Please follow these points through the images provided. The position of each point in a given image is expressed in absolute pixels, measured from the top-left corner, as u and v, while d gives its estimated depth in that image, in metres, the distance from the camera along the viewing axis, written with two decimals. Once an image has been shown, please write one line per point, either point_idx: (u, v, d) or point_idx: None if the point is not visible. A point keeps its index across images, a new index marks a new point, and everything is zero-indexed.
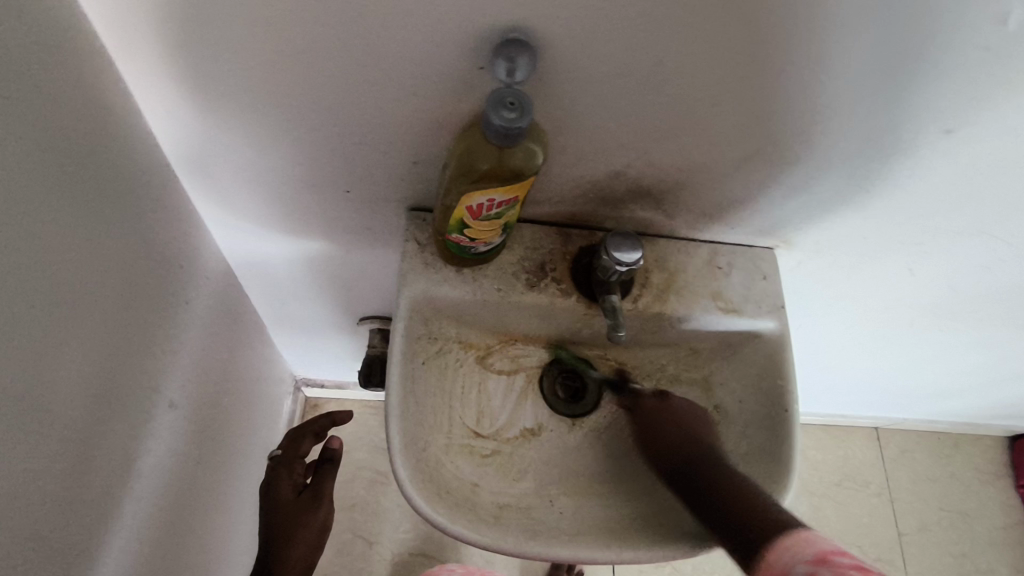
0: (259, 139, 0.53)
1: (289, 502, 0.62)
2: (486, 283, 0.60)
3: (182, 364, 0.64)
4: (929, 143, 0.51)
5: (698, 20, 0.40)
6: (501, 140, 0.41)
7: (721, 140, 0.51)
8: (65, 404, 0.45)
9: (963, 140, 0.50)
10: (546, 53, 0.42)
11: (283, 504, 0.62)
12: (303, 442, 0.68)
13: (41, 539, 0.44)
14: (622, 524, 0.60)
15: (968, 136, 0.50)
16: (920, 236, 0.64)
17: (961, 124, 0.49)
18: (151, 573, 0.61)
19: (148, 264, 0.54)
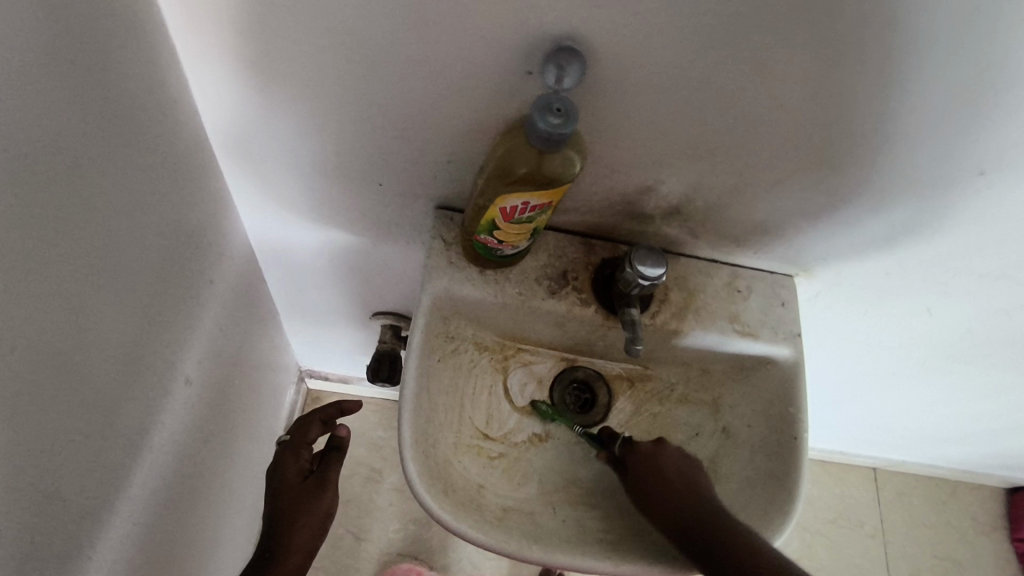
0: (300, 126, 0.53)
1: (296, 488, 0.63)
2: (508, 286, 0.60)
3: (200, 341, 0.64)
4: (961, 184, 0.52)
5: (747, 41, 0.41)
6: (543, 144, 0.42)
7: (755, 162, 0.52)
8: (89, 365, 0.45)
9: (996, 183, 0.51)
10: (594, 62, 0.43)
11: (289, 489, 0.63)
12: (310, 427, 0.67)
13: (57, 497, 0.44)
14: (623, 536, 0.60)
15: (1001, 179, 0.51)
16: (941, 276, 0.64)
17: (995, 167, 0.50)
18: (151, 545, 0.62)
19: (179, 239, 0.55)
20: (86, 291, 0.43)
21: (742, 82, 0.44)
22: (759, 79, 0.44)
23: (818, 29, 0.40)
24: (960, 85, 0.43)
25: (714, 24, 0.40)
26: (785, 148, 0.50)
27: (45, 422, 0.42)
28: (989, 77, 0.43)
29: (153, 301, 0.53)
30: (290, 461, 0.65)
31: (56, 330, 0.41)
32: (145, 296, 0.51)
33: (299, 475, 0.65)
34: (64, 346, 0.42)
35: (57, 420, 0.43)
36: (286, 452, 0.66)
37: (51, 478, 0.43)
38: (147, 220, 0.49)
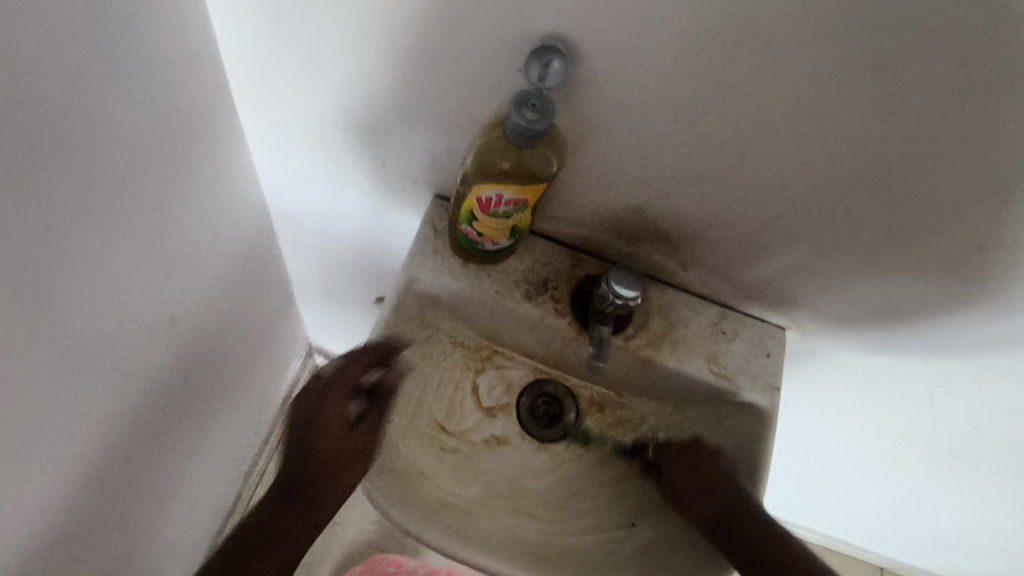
0: (315, 95, 0.55)
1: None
2: (486, 282, 0.61)
3: (195, 287, 0.67)
4: (961, 262, 0.48)
5: (746, 70, 0.40)
6: (517, 138, 0.42)
7: (747, 198, 0.50)
8: (78, 290, 0.47)
9: (995, 265, 0.47)
10: (586, 68, 0.42)
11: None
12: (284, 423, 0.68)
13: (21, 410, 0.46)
14: (550, 551, 0.59)
15: (1000, 261, 0.46)
16: (942, 358, 0.60)
17: (995, 245, 0.46)
18: (106, 472, 0.63)
19: (184, 188, 0.58)
20: (78, 221, 0.45)
21: (737, 112, 0.43)
22: (754, 109, 0.42)
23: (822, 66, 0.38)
24: (975, 151, 0.40)
25: (710, 47, 0.39)
26: (779, 187, 0.48)
27: (19, 339, 0.43)
28: (1003, 148, 0.39)
29: (148, 247, 0.55)
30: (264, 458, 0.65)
31: (42, 264, 0.43)
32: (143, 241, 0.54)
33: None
34: (56, 269, 0.44)
35: (34, 340, 0.45)
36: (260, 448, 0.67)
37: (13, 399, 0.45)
38: (150, 168, 0.51)
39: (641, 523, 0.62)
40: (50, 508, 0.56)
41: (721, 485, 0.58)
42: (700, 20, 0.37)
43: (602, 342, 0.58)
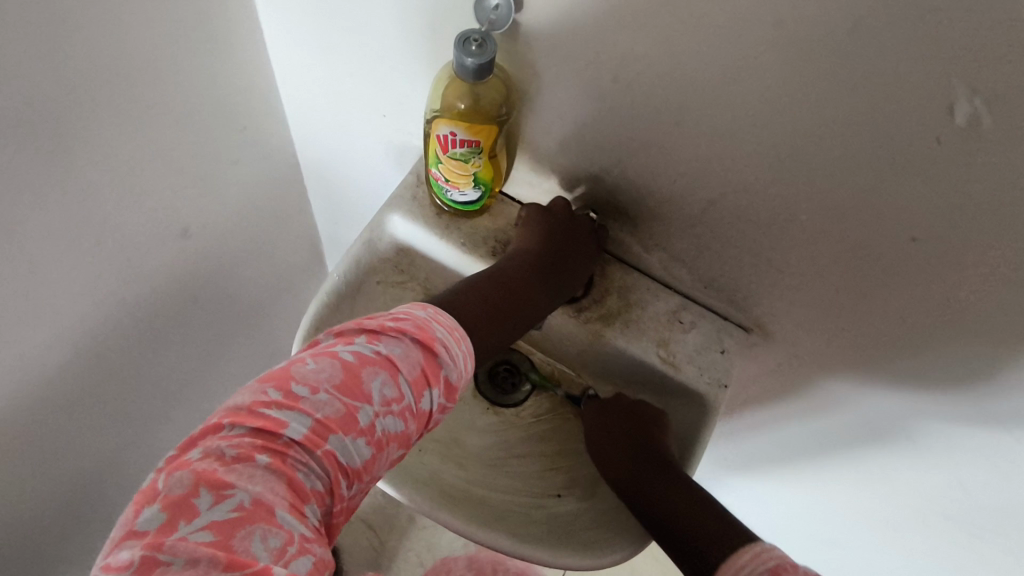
0: (324, 37, 0.61)
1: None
2: (456, 234, 0.64)
3: (211, 207, 0.74)
4: (898, 253, 0.47)
5: (674, 28, 0.41)
6: (460, 71, 0.45)
7: (693, 172, 0.51)
8: (89, 166, 0.55)
9: (936, 256, 0.45)
10: (534, 15, 0.45)
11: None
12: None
13: (23, 258, 0.54)
14: (467, 494, 0.60)
15: (936, 252, 0.45)
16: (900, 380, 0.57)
17: (928, 236, 0.44)
18: (106, 353, 0.71)
19: (207, 108, 0.65)
20: (97, 102, 0.53)
21: (665, 75, 0.45)
22: (679, 71, 0.44)
23: (742, 26, 0.39)
24: (886, 128, 0.40)
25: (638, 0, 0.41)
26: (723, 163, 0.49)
27: (29, 190, 0.51)
28: (921, 120, 0.38)
29: (162, 149, 0.63)
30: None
31: (60, 130, 0.50)
32: (158, 142, 0.61)
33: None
34: (69, 137, 0.52)
35: (42, 198, 0.52)
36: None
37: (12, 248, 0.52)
38: (168, 77, 0.58)
39: (569, 494, 0.62)
40: (43, 369, 0.63)
41: (639, 444, 0.58)
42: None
43: (560, 287, 0.60)
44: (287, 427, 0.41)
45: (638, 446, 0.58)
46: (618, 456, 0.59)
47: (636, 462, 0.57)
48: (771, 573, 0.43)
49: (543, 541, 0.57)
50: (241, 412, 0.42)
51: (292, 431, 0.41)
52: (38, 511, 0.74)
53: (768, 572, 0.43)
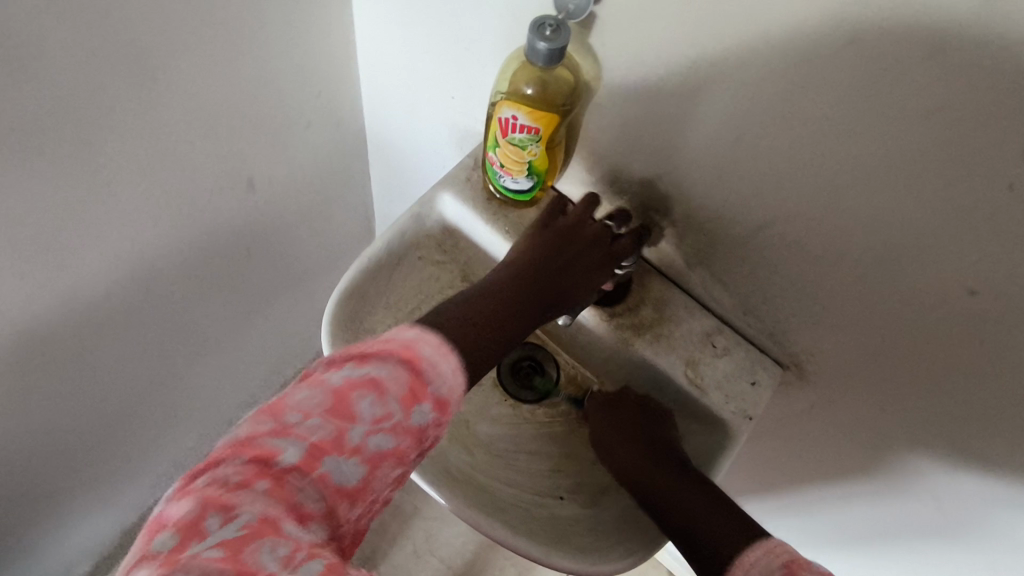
0: (408, 14, 0.63)
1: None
2: (503, 222, 0.65)
3: (276, 162, 0.78)
4: (954, 305, 0.45)
5: (754, 32, 0.41)
6: (530, 55, 0.46)
7: (750, 190, 0.50)
8: (170, 101, 0.58)
9: (993, 314, 0.43)
10: (614, 7, 0.46)
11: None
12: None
13: (96, 175, 0.57)
14: (470, 480, 0.60)
15: (995, 309, 0.43)
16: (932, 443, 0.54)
17: (988, 288, 0.42)
18: (156, 283, 0.74)
19: (287, 66, 0.68)
20: (186, 40, 0.56)
21: (735, 84, 0.44)
22: (749, 80, 0.43)
23: (824, 36, 0.38)
24: (958, 165, 0.38)
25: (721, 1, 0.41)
26: (781, 185, 0.48)
27: (112, 112, 0.54)
28: (998, 162, 0.37)
29: (240, 100, 0.66)
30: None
31: (148, 60, 0.54)
32: (236, 91, 0.65)
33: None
34: (155, 70, 0.55)
35: (123, 122, 0.56)
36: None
37: (88, 166, 0.56)
38: (256, 31, 0.62)
39: (570, 499, 0.62)
40: (98, 285, 0.66)
41: (662, 448, 0.57)
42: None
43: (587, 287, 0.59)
44: (281, 453, 0.37)
45: (661, 450, 0.57)
46: (633, 456, 0.57)
47: (654, 463, 0.55)
48: (783, 570, 0.41)
49: (539, 536, 0.56)
50: (234, 442, 0.37)
51: (287, 454, 0.37)
52: (69, 422, 0.78)
53: (781, 569, 0.41)
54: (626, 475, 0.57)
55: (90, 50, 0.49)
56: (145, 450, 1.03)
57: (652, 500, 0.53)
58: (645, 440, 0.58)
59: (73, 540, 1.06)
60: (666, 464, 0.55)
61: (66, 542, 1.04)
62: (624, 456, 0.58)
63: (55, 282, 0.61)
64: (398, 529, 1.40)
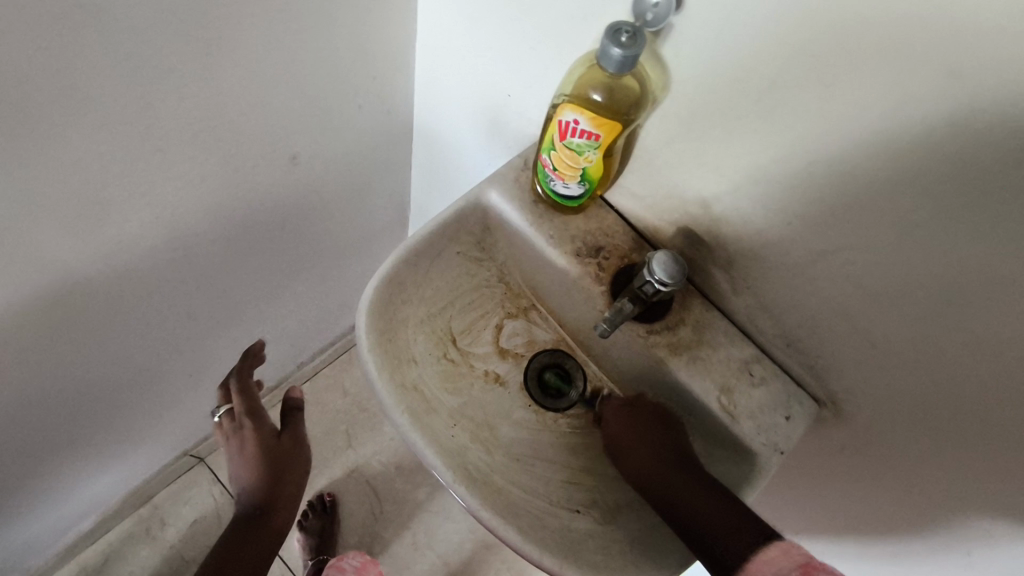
0: (476, 7, 0.63)
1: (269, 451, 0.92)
2: (547, 225, 0.64)
3: (323, 143, 0.77)
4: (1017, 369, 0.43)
5: (841, 62, 0.39)
6: (603, 59, 0.45)
7: (811, 217, 0.49)
8: (230, 75, 0.58)
9: None
10: (695, 21, 0.44)
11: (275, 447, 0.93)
12: (230, 384, 0.96)
13: (149, 141, 0.57)
14: (490, 483, 0.58)
15: None
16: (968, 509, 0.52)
17: None
18: (191, 251, 0.74)
19: (346, 50, 0.68)
20: (253, 18, 0.55)
21: (814, 110, 0.43)
22: (829, 108, 0.42)
23: (920, 72, 0.37)
24: None
25: (812, 25, 0.39)
26: (847, 216, 0.46)
27: (172, 82, 0.54)
28: None
29: (298, 80, 0.66)
30: (226, 427, 0.93)
31: (215, 34, 0.53)
32: (295, 70, 0.64)
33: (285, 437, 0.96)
34: (220, 43, 0.54)
35: (183, 94, 0.55)
36: (226, 413, 0.95)
37: (144, 131, 0.56)
38: (321, 12, 0.61)
39: (587, 513, 0.60)
40: (135, 247, 0.67)
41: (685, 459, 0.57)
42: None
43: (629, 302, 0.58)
44: None
45: (680, 459, 0.56)
46: (652, 458, 0.58)
47: (675, 472, 0.55)
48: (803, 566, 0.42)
49: (553, 547, 0.54)
50: None
51: None
52: (91, 373, 0.79)
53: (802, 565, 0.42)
54: (645, 481, 0.57)
55: (160, 17, 0.48)
56: (162, 411, 1.04)
57: (674, 509, 0.53)
58: (666, 449, 0.58)
59: (83, 491, 1.08)
60: (688, 474, 0.55)
61: (76, 492, 1.06)
62: (646, 456, 0.58)
63: (95, 239, 0.61)
64: (398, 517, 1.41)
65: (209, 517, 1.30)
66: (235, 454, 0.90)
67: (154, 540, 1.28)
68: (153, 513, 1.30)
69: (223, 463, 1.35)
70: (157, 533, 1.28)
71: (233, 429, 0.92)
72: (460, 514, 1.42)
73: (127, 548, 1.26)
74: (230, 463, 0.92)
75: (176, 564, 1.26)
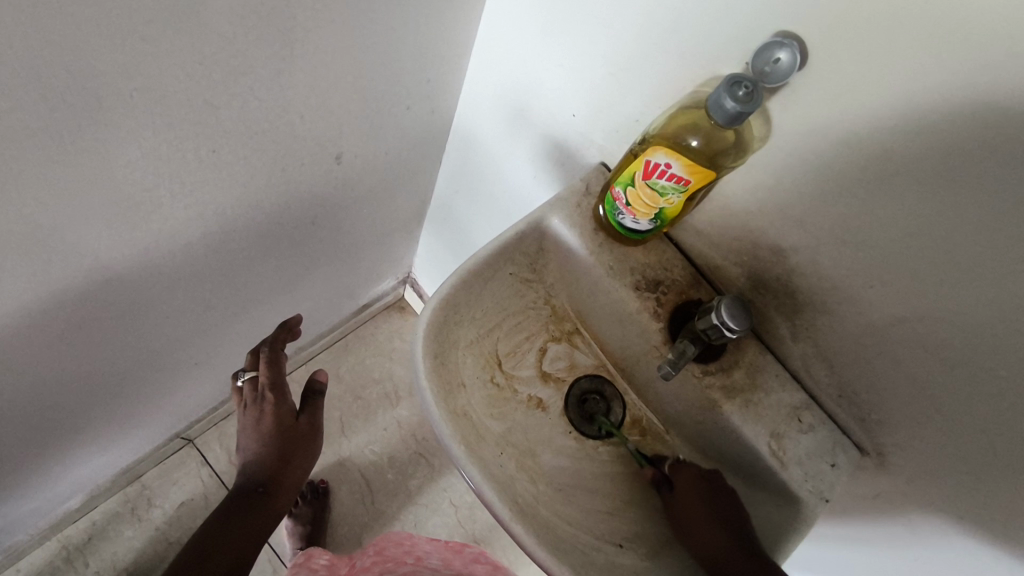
0: (555, 20, 0.60)
1: (282, 432, 0.90)
2: (607, 255, 0.62)
3: (366, 143, 0.74)
4: None
5: (970, 147, 0.40)
6: (718, 112, 0.44)
7: (896, 283, 0.49)
8: (297, 79, 0.55)
9: None
10: (820, 81, 0.44)
11: (290, 429, 0.92)
12: (259, 354, 0.89)
13: (209, 144, 0.54)
14: (537, 514, 0.58)
15: None
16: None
17: None
18: (222, 245, 0.71)
19: (410, 55, 0.65)
20: (332, 23, 0.52)
21: (919, 184, 0.44)
22: (936, 184, 0.43)
23: None
24: None
25: (955, 109, 0.39)
26: (938, 289, 0.47)
27: (242, 88, 0.51)
28: None
29: (358, 83, 0.62)
30: (250, 394, 0.91)
31: (292, 40, 0.50)
32: (358, 70, 0.61)
33: (302, 419, 0.95)
34: (294, 48, 0.51)
35: (249, 98, 0.52)
36: (251, 379, 0.91)
37: (208, 129, 0.52)
38: (395, 17, 0.58)
39: (629, 548, 0.61)
40: (171, 242, 0.63)
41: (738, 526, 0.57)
42: (959, 75, 0.38)
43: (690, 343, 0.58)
44: None
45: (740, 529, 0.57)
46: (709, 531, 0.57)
47: (734, 542, 0.55)
48: None
49: None
50: None
51: None
52: (104, 362, 0.75)
53: None
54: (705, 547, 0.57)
55: (246, 23, 0.45)
56: (163, 396, 1.00)
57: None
58: (720, 519, 0.57)
59: (73, 472, 1.04)
60: (746, 545, 0.55)
61: (66, 473, 1.02)
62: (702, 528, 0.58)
63: (133, 235, 0.57)
64: (388, 508, 1.39)
65: (198, 500, 1.27)
66: (250, 425, 0.89)
67: (139, 521, 1.24)
68: (140, 493, 1.26)
69: (215, 446, 1.31)
70: (143, 514, 1.24)
71: (253, 400, 0.90)
72: (450, 508, 1.42)
73: (111, 528, 1.22)
74: (244, 432, 0.90)
75: (160, 546, 1.23)
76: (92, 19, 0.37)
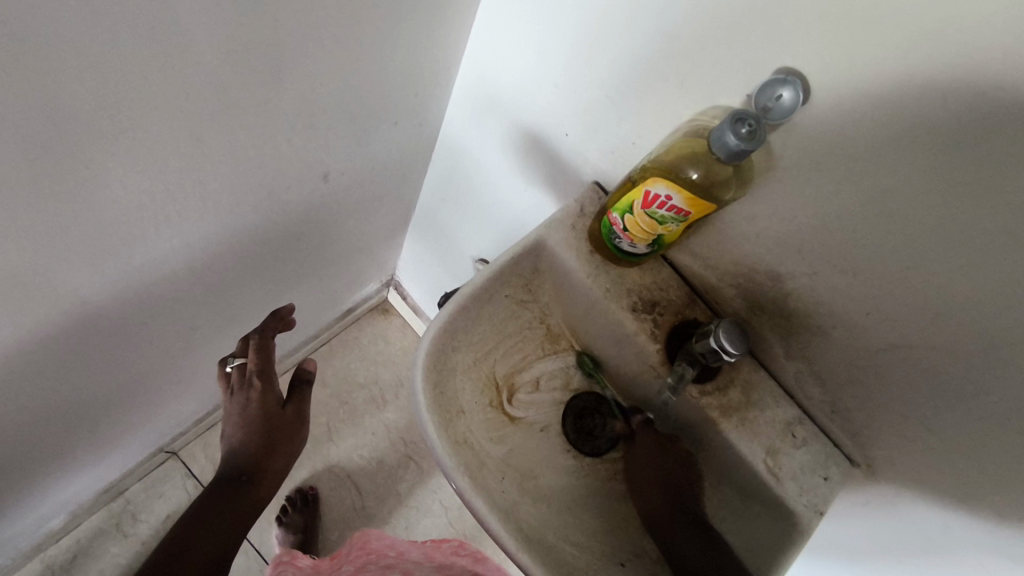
0: (548, 40, 0.59)
1: (268, 419, 0.89)
2: (604, 276, 0.62)
3: (353, 160, 0.72)
4: None
5: (966, 182, 0.40)
6: (722, 151, 0.45)
7: (892, 310, 0.50)
8: (283, 106, 0.53)
9: None
10: (820, 114, 0.45)
11: (276, 416, 0.91)
12: (249, 341, 0.86)
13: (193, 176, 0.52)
14: (538, 536, 0.59)
15: None
16: None
17: None
18: (209, 269, 0.69)
19: (398, 73, 0.63)
20: (319, 50, 0.51)
21: (915, 215, 0.44)
22: (932, 215, 0.43)
23: None
24: None
25: (952, 146, 0.40)
26: (932, 315, 0.48)
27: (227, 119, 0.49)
28: None
29: (347, 103, 0.61)
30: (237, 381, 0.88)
31: (279, 69, 0.49)
32: (345, 92, 0.59)
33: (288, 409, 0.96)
34: (280, 78, 0.50)
35: (236, 127, 0.51)
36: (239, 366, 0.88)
37: (193, 162, 0.50)
38: (384, 40, 0.57)
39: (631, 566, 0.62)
40: (155, 271, 0.61)
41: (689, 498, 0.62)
42: (960, 119, 0.39)
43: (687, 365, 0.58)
44: None
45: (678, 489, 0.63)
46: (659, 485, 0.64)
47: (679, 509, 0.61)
48: None
49: None
50: None
51: None
52: (87, 391, 0.73)
53: None
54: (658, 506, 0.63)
55: (231, 58, 0.44)
56: (147, 415, 0.98)
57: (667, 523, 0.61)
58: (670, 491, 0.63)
59: (55, 494, 1.01)
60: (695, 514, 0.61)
61: (48, 496, 0.99)
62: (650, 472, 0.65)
63: (115, 268, 0.55)
64: (379, 512, 1.39)
65: None
66: (236, 410, 0.86)
67: (125, 537, 1.22)
68: (125, 508, 1.23)
69: (200, 458, 1.29)
70: (128, 529, 1.22)
71: (241, 386, 0.87)
72: (440, 509, 1.42)
73: (96, 544, 1.20)
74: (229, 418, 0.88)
75: None
76: (72, 66, 0.35)
